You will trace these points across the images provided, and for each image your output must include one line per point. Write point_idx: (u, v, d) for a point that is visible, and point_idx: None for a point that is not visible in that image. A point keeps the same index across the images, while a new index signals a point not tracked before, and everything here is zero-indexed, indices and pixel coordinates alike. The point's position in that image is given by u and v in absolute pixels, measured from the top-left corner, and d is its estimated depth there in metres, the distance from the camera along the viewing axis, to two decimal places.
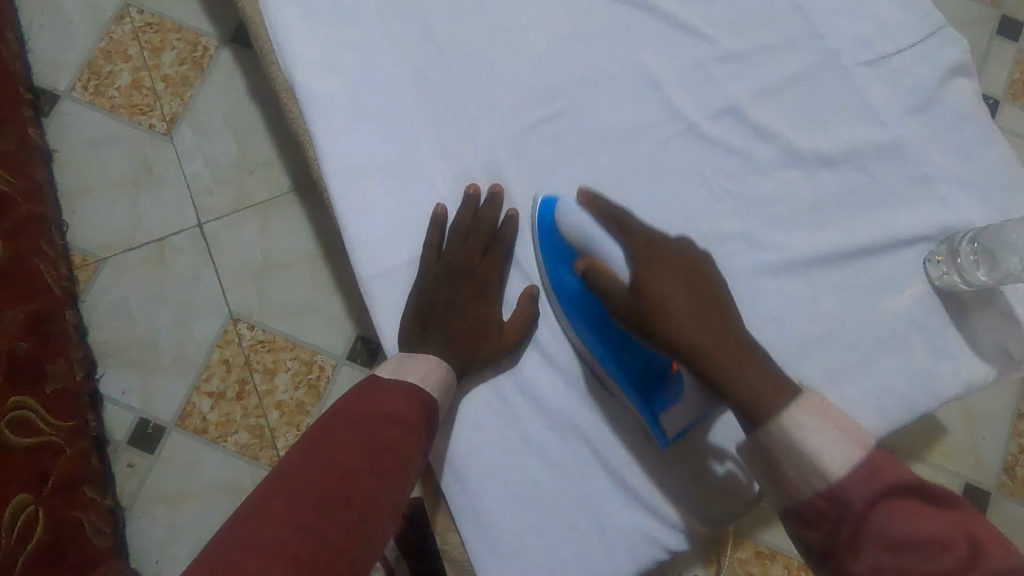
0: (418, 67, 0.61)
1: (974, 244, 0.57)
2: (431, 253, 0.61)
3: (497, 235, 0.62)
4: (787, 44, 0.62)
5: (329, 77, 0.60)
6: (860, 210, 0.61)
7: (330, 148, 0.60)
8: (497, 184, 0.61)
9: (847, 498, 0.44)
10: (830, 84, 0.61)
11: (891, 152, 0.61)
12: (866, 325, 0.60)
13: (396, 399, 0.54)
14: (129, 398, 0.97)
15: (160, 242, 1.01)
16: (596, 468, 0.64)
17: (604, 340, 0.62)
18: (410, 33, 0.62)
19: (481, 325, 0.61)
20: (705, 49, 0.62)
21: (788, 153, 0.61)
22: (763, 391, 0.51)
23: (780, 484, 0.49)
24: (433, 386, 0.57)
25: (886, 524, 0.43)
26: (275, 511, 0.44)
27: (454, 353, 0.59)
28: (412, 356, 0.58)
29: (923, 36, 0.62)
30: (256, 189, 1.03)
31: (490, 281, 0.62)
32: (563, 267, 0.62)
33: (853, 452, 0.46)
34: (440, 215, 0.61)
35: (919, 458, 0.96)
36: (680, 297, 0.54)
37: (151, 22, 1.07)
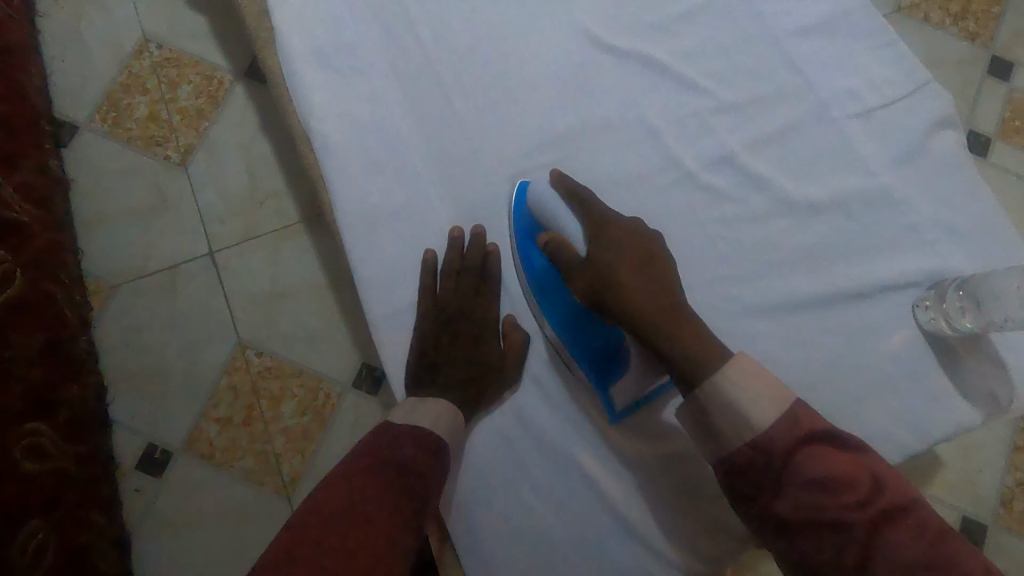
0: (428, 115, 0.64)
1: (960, 291, 0.59)
2: (431, 298, 0.63)
3: (489, 276, 0.64)
4: (780, 96, 0.65)
5: (343, 124, 0.62)
6: (851, 256, 0.63)
7: (343, 191, 0.62)
8: (480, 226, 0.64)
9: (771, 445, 0.52)
10: (822, 135, 0.64)
11: (880, 201, 0.63)
12: (856, 367, 0.62)
13: (410, 446, 0.57)
14: (138, 423, 0.99)
15: (172, 269, 1.04)
16: (596, 503, 0.65)
17: (565, 317, 0.64)
18: (419, 82, 0.64)
19: (483, 366, 0.64)
20: (701, 101, 0.65)
21: (782, 201, 0.63)
22: (701, 356, 0.55)
23: (717, 439, 0.55)
24: (440, 425, 0.59)
25: (803, 466, 0.51)
26: (299, 554, 0.48)
27: (458, 392, 0.62)
28: (419, 399, 0.61)
29: (910, 90, 0.64)
30: (266, 219, 1.06)
31: (489, 321, 0.65)
32: (531, 244, 0.64)
33: (778, 405, 0.52)
34: (430, 260, 0.63)
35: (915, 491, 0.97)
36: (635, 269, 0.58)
37: (168, 56, 1.11)
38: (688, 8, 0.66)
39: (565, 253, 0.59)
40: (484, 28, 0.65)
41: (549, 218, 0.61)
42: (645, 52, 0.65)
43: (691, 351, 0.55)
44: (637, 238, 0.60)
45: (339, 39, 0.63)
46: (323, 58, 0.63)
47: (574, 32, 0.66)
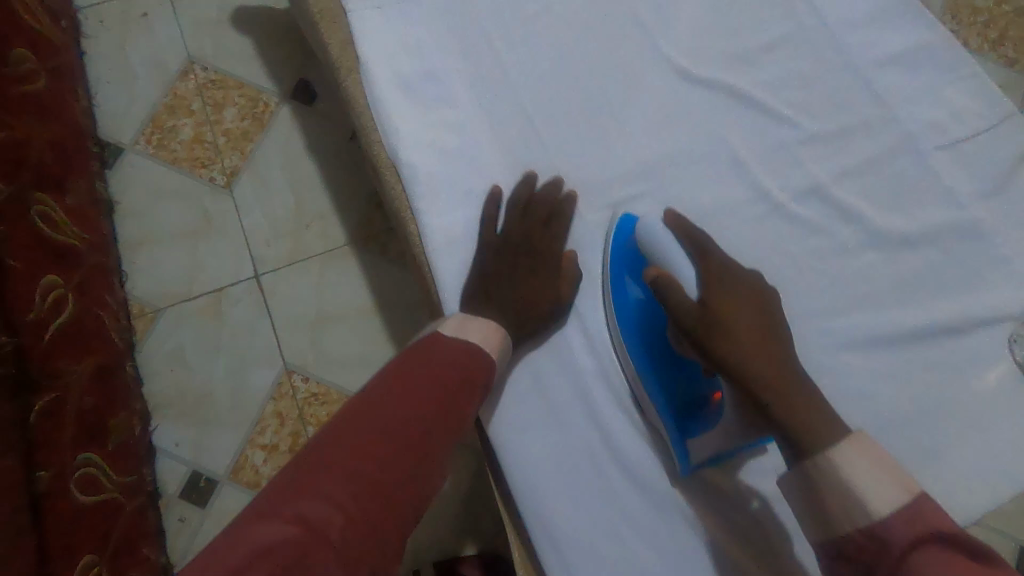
0: (512, 144, 0.63)
1: None
2: (492, 230, 0.60)
3: (555, 216, 0.62)
4: (866, 127, 0.64)
5: (428, 151, 0.61)
6: (943, 289, 0.62)
7: (429, 221, 0.60)
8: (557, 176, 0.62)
9: (889, 537, 0.46)
10: (910, 166, 0.64)
11: (970, 234, 0.63)
12: (951, 403, 0.60)
13: (457, 359, 0.53)
14: (182, 450, 0.97)
15: (217, 292, 1.03)
16: None
17: (653, 360, 0.63)
18: (501, 109, 0.63)
19: (540, 300, 0.59)
20: (787, 132, 0.65)
21: (872, 234, 0.63)
22: (808, 426, 0.52)
23: (824, 521, 0.50)
24: (493, 344, 0.56)
25: (926, 566, 0.44)
26: (337, 451, 0.46)
27: (514, 316, 0.58)
28: (475, 318, 0.56)
29: (994, 122, 0.65)
30: (313, 242, 1.05)
31: (551, 261, 0.61)
32: (629, 279, 0.63)
33: (902, 496, 0.47)
34: (495, 195, 0.61)
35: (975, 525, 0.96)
36: (748, 323, 0.56)
37: (213, 78, 1.11)
38: (771, 40, 0.66)
39: (674, 294, 0.57)
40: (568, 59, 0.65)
41: (659, 257, 0.60)
42: (731, 83, 0.65)
43: (801, 416, 0.53)
44: (753, 291, 0.58)
45: (423, 68, 0.63)
46: (408, 87, 0.62)
47: (655, 62, 0.66)
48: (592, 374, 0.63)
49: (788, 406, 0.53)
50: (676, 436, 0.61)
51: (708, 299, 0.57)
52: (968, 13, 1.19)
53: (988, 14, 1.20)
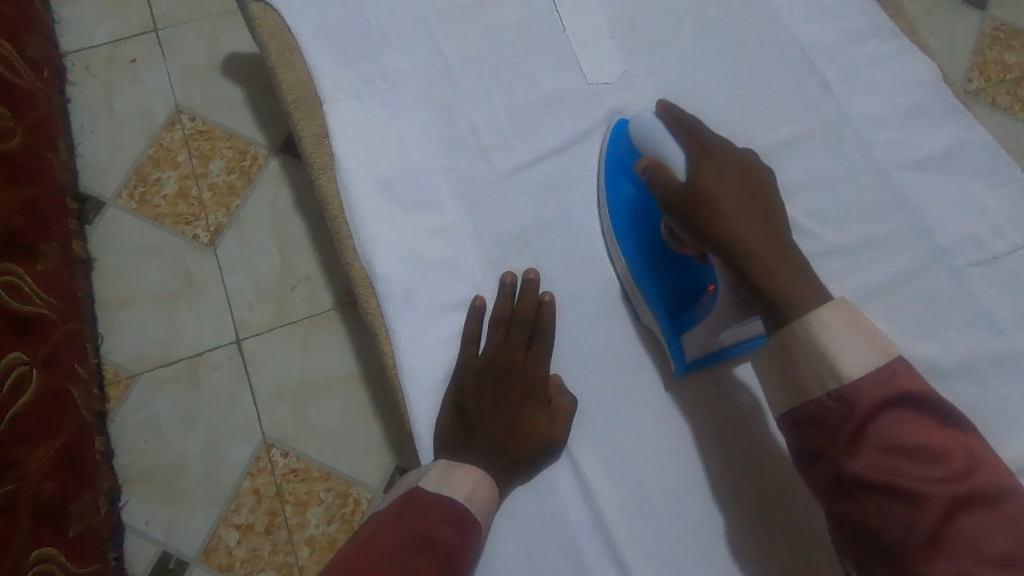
0: (497, 252, 0.63)
1: None
2: (471, 351, 0.58)
3: (537, 330, 0.59)
4: (892, 239, 0.62)
5: (409, 263, 0.61)
6: (982, 425, 0.57)
7: (417, 335, 0.59)
8: (531, 269, 0.61)
9: (857, 398, 0.46)
10: (941, 284, 0.61)
11: (1008, 364, 0.59)
12: None
13: (439, 523, 0.50)
14: (152, 528, 0.91)
15: (196, 357, 0.98)
16: None
17: (647, 259, 0.64)
18: (488, 212, 0.64)
19: (522, 429, 0.56)
20: (814, 243, 0.62)
21: (903, 361, 0.59)
22: (791, 290, 0.52)
23: (797, 385, 0.51)
24: (478, 501, 0.53)
25: (887, 427, 0.45)
26: None
27: (498, 459, 0.55)
28: (457, 466, 0.54)
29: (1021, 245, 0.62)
30: (298, 306, 1.00)
31: (536, 383, 0.58)
32: (623, 178, 0.65)
33: (876, 358, 0.47)
34: (479, 305, 0.59)
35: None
36: (733, 191, 0.56)
37: (201, 129, 1.06)
38: (786, 139, 0.66)
39: (661, 172, 0.58)
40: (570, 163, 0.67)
41: (648, 143, 0.61)
42: None
43: (788, 286, 0.52)
44: (739, 164, 0.58)
45: (418, 173, 0.63)
46: (388, 189, 0.62)
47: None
48: (573, 499, 0.60)
49: (774, 278, 0.52)
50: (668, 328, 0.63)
51: (694, 173, 0.57)
52: (995, 70, 1.13)
53: (1018, 70, 1.13)
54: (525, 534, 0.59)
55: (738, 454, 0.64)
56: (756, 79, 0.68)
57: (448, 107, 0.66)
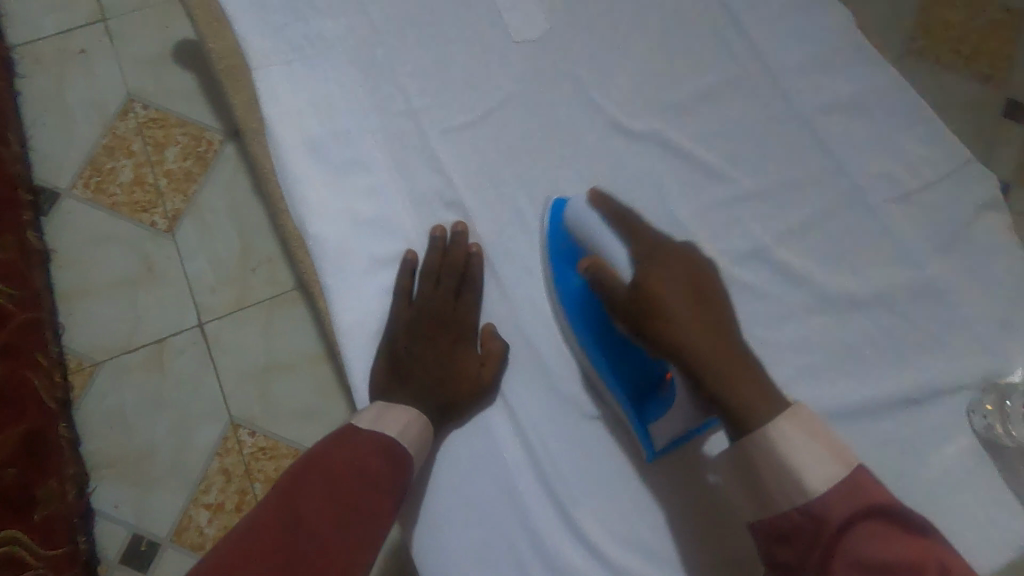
0: (432, 214, 0.65)
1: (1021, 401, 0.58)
2: (402, 302, 0.61)
3: (465, 282, 0.63)
4: (811, 182, 0.65)
5: (346, 227, 0.62)
6: (896, 352, 0.60)
7: (359, 294, 0.62)
8: (461, 222, 0.64)
9: (825, 514, 0.45)
10: (856, 224, 0.64)
11: (924, 291, 0.62)
12: (912, 474, 0.57)
13: (371, 456, 0.51)
14: (122, 513, 0.92)
15: (158, 343, 0.98)
16: None
17: (606, 350, 0.62)
18: (421, 171, 0.65)
19: (453, 372, 0.60)
20: (731, 190, 0.64)
21: (821, 296, 0.62)
22: (752, 403, 0.50)
23: (761, 496, 0.49)
24: (411, 437, 0.55)
25: (860, 543, 0.43)
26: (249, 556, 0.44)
27: (430, 398, 0.58)
28: (391, 407, 0.56)
29: (938, 178, 0.65)
30: (259, 287, 1.01)
31: (465, 330, 0.62)
32: (569, 269, 0.64)
33: (839, 471, 0.46)
34: (410, 260, 0.62)
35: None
36: (682, 299, 0.54)
37: (154, 117, 1.06)
38: (712, 92, 0.68)
39: (604, 277, 0.56)
40: (505, 119, 0.67)
41: (589, 239, 0.60)
42: (677, 143, 0.66)
43: (739, 392, 0.50)
44: (684, 262, 0.56)
45: (354, 135, 0.65)
46: (322, 156, 0.63)
47: (604, 129, 0.67)
48: (519, 447, 0.62)
49: (726, 381, 0.51)
50: (634, 414, 0.61)
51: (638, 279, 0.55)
52: (939, 28, 1.15)
53: (961, 27, 1.16)
54: (468, 483, 0.60)
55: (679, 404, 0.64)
56: (683, 35, 0.70)
57: (380, 72, 0.67)
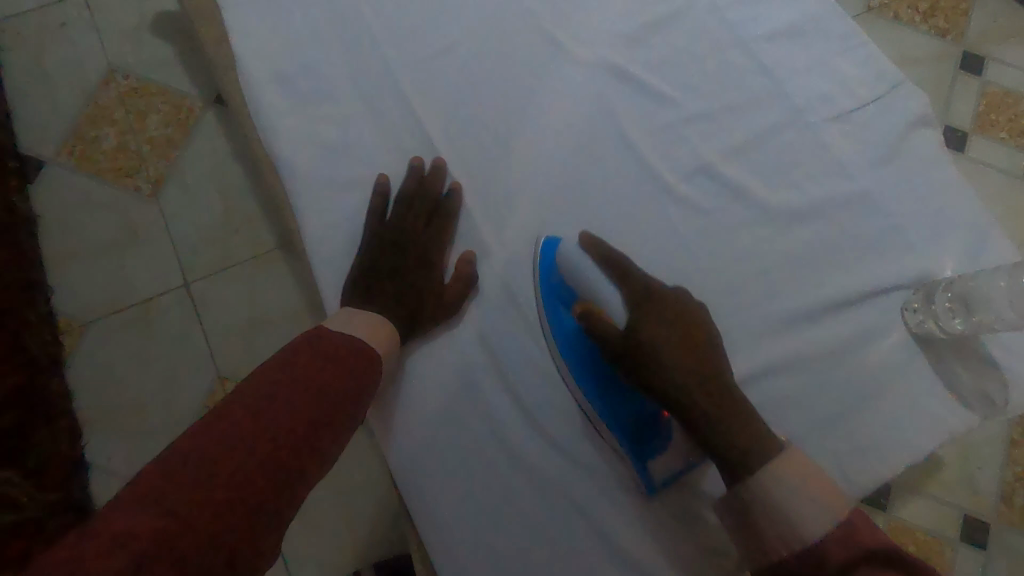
0: (394, 131, 0.61)
1: (948, 293, 0.55)
2: (375, 220, 0.58)
3: (440, 208, 0.59)
4: (752, 104, 0.62)
5: (310, 152, 0.60)
6: (831, 259, 0.60)
7: (310, 223, 0.60)
8: (440, 157, 0.60)
9: (825, 562, 0.42)
10: (798, 142, 0.62)
11: (857, 205, 0.60)
12: (847, 372, 0.57)
13: (346, 355, 0.49)
14: (117, 464, 0.96)
15: (146, 303, 1.01)
16: (589, 531, 0.57)
17: (603, 391, 0.57)
18: (376, 88, 0.61)
19: (419, 292, 0.57)
20: (673, 114, 0.62)
21: (759, 211, 0.60)
22: (747, 448, 0.48)
23: (760, 547, 0.46)
24: (380, 341, 0.52)
25: None
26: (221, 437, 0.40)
27: (396, 307, 0.55)
28: (356, 311, 0.54)
29: (881, 93, 0.63)
30: (243, 247, 1.04)
31: (435, 254, 0.59)
32: (561, 307, 0.58)
33: (834, 515, 0.44)
34: (381, 186, 0.58)
35: (884, 504, 1.01)
36: (674, 346, 0.52)
37: (136, 86, 1.09)
38: None
39: (600, 325, 0.54)
40: (451, 42, 0.63)
41: (579, 284, 0.56)
42: None
43: (735, 431, 0.49)
44: (677, 305, 0.54)
45: (302, 59, 0.61)
46: (286, 83, 0.61)
47: (548, 51, 0.63)
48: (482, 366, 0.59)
49: (725, 421, 0.49)
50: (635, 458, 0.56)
51: (635, 325, 0.53)
52: None
53: None
54: None
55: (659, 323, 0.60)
56: None
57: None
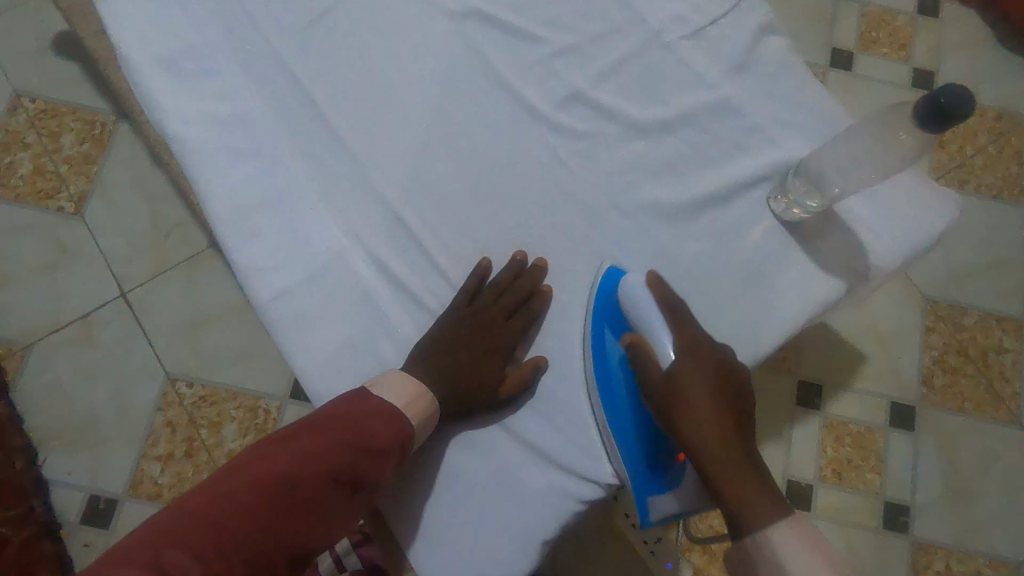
0: (278, 96, 0.63)
1: (797, 176, 0.61)
2: (465, 299, 0.60)
3: (527, 307, 0.60)
4: (614, 31, 0.66)
5: (200, 126, 0.62)
6: (703, 162, 0.64)
7: (207, 194, 0.62)
8: (542, 258, 0.61)
9: None
10: (659, 61, 0.66)
11: (719, 110, 0.65)
12: (732, 262, 0.62)
13: (377, 422, 0.53)
14: (76, 477, 0.97)
15: (85, 318, 1.02)
16: (511, 440, 0.59)
17: (631, 427, 0.57)
18: (257, 58, 0.64)
19: (479, 377, 0.58)
20: (542, 48, 0.66)
21: (631, 127, 0.65)
22: (753, 507, 0.50)
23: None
24: (418, 411, 0.55)
25: None
26: (232, 486, 0.47)
27: (443, 383, 0.58)
28: (402, 375, 0.56)
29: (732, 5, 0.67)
30: (174, 251, 1.05)
31: (512, 347, 0.60)
32: (609, 331, 0.59)
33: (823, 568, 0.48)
34: (484, 268, 0.61)
35: (817, 403, 1.08)
36: (709, 397, 0.53)
37: (45, 108, 1.09)
38: None
39: (645, 360, 0.55)
40: (320, 6, 0.65)
41: (636, 316, 0.57)
42: None
43: (740, 486, 0.51)
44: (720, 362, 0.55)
45: (180, 42, 0.64)
46: (169, 66, 0.63)
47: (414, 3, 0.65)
48: (392, 305, 0.61)
49: (730, 479, 0.51)
50: (637, 488, 0.56)
51: (675, 371, 0.54)
52: None
53: None
54: None
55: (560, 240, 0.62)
56: None
57: None
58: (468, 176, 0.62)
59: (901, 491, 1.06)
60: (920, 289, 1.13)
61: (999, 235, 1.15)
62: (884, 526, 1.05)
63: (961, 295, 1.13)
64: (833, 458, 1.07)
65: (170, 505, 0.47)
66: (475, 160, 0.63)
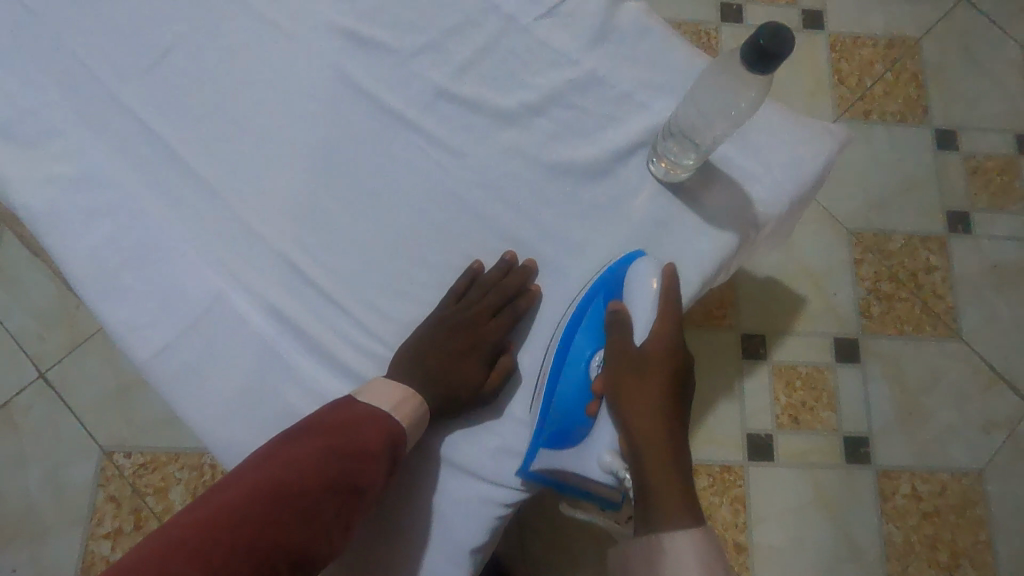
0: (130, 147, 0.61)
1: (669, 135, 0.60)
2: (452, 299, 0.60)
3: (514, 306, 0.59)
4: (468, 22, 0.65)
5: (53, 192, 0.60)
6: (579, 139, 0.63)
7: (75, 261, 0.59)
8: (531, 259, 0.61)
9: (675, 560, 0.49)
10: (519, 44, 0.65)
11: (586, 84, 0.64)
12: (623, 234, 0.61)
13: (370, 427, 0.51)
14: (24, 570, 0.94)
15: (5, 407, 0.98)
16: (428, 454, 0.59)
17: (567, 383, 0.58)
18: (103, 112, 0.61)
19: (461, 376, 0.57)
20: (397, 51, 0.64)
21: (500, 116, 0.63)
22: (667, 474, 0.52)
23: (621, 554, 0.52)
24: (409, 421, 0.54)
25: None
26: (240, 497, 0.44)
27: (427, 383, 0.57)
28: (388, 379, 0.55)
29: None
30: (87, 320, 1.01)
31: (495, 346, 0.60)
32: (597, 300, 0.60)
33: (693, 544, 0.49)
34: (475, 270, 0.60)
35: (763, 353, 1.09)
36: (661, 366, 0.56)
37: None
38: None
39: (617, 328, 0.57)
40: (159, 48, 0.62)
41: (629, 293, 0.58)
42: None
43: (660, 453, 0.53)
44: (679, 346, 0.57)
45: (17, 108, 0.61)
46: (11, 135, 0.60)
47: (258, 27, 0.63)
48: (284, 340, 0.58)
49: (652, 441, 0.53)
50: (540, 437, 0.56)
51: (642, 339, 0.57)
52: None
53: None
54: None
55: (445, 244, 0.61)
56: None
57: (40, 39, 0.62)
58: (340, 195, 0.61)
59: (858, 424, 1.07)
60: (842, 224, 1.14)
61: (909, 158, 1.17)
62: (846, 461, 1.06)
63: (883, 222, 1.15)
64: (787, 404, 1.07)
65: (170, 524, 0.42)
66: (346, 177, 0.61)
